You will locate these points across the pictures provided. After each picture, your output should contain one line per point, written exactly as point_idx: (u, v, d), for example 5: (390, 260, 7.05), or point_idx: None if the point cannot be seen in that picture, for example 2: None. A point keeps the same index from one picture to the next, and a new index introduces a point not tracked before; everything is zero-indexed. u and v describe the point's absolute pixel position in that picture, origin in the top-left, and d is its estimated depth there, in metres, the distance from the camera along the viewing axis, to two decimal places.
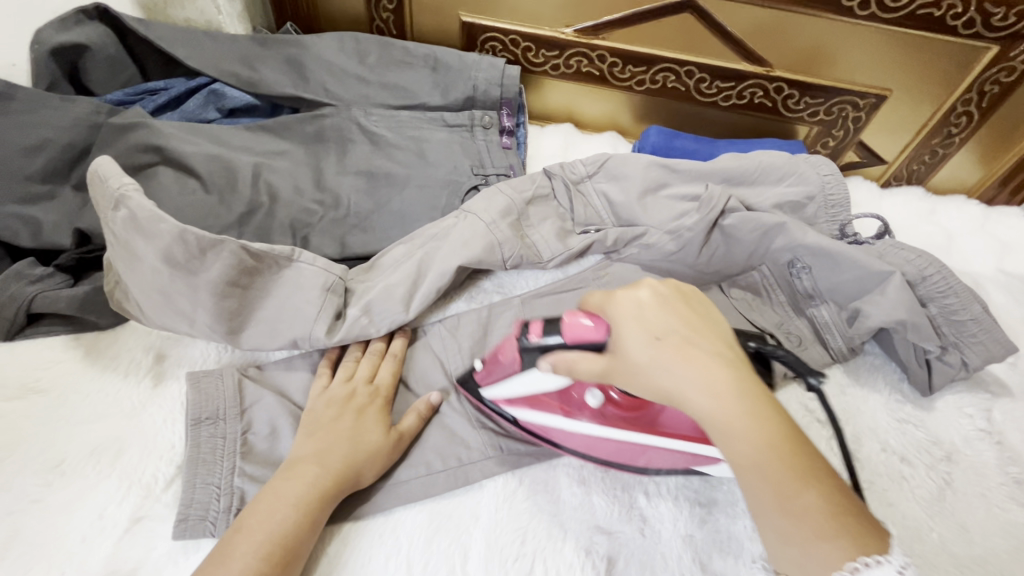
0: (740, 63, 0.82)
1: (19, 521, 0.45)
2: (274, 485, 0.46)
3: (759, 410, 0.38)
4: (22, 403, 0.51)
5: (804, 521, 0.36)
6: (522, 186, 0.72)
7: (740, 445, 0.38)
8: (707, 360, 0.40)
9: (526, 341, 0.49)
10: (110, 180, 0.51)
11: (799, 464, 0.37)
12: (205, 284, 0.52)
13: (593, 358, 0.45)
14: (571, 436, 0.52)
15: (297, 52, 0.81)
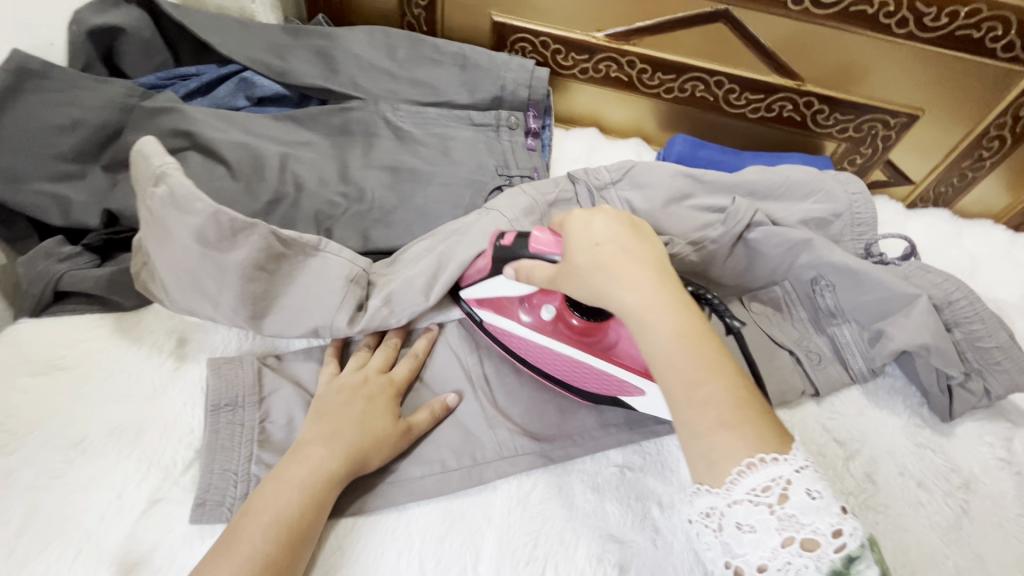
0: (771, 76, 0.81)
1: (40, 496, 0.46)
2: (282, 468, 0.46)
3: (681, 310, 0.42)
4: (46, 379, 0.52)
5: (707, 409, 0.39)
6: (545, 189, 0.72)
7: (658, 337, 0.41)
8: (636, 267, 0.44)
9: (496, 247, 0.54)
10: (150, 157, 0.52)
11: (706, 356, 0.40)
12: (232, 267, 0.53)
13: (547, 265, 0.50)
14: (520, 342, 0.58)
15: (328, 44, 0.81)
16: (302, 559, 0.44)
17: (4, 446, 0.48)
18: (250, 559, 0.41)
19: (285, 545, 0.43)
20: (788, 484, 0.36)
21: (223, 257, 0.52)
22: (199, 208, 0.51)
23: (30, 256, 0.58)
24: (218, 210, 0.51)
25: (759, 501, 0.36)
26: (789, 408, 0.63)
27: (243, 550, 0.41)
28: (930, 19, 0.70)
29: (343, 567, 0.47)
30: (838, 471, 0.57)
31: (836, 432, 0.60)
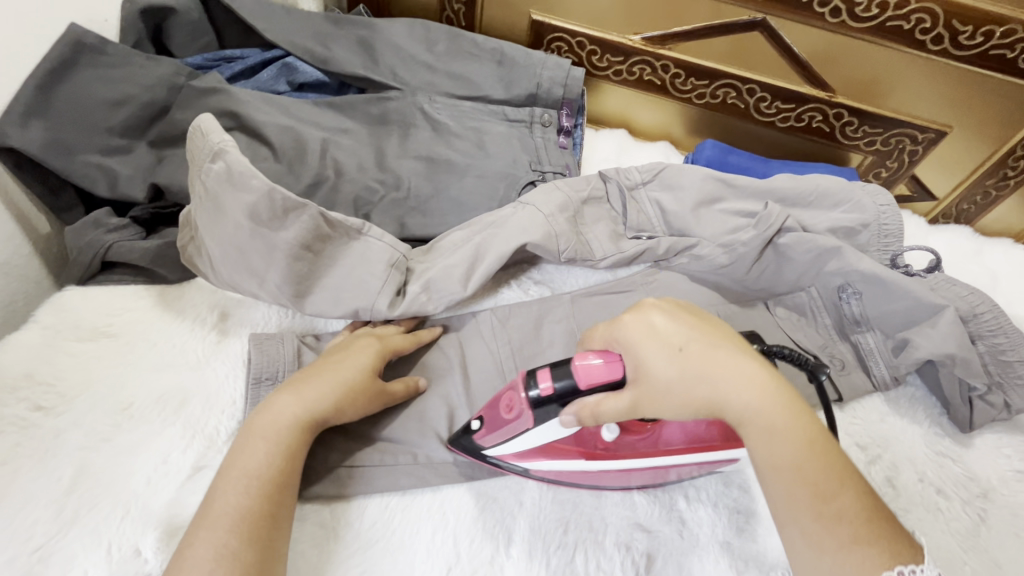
0: (803, 87, 0.82)
1: (89, 457, 0.47)
2: (251, 421, 0.47)
3: (793, 411, 0.41)
4: (94, 345, 0.53)
5: (842, 524, 0.38)
6: (578, 186, 0.73)
7: (778, 445, 0.40)
8: (735, 367, 0.42)
9: (535, 397, 0.44)
10: (208, 135, 0.54)
11: (832, 463, 0.40)
12: (281, 244, 0.54)
13: (614, 395, 0.43)
14: (589, 475, 0.50)
15: (369, 34, 0.83)
16: (285, 503, 0.44)
17: (54, 408, 0.49)
18: (227, 515, 0.41)
19: (258, 494, 0.43)
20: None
21: (274, 234, 0.54)
22: (256, 185, 0.53)
23: (79, 226, 0.59)
24: (273, 188, 0.53)
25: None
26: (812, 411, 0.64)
27: (218, 507, 0.42)
28: (965, 38, 0.71)
29: (377, 542, 0.48)
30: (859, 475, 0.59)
31: (858, 437, 0.62)
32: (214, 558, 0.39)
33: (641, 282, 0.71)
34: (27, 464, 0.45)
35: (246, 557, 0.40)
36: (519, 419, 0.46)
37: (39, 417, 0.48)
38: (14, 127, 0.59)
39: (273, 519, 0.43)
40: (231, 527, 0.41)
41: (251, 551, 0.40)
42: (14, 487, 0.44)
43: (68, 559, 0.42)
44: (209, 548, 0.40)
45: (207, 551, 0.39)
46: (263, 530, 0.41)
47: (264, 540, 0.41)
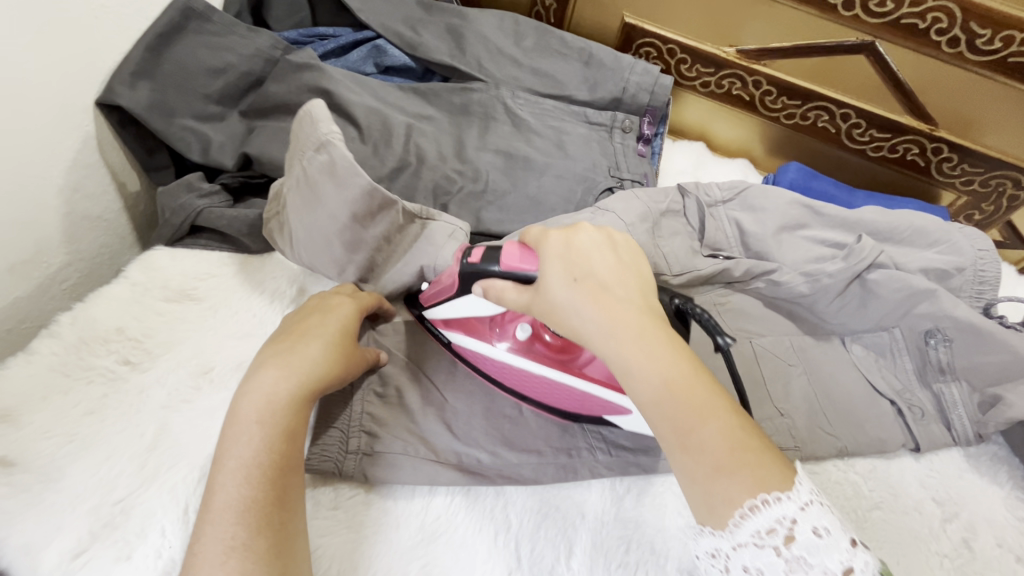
0: (903, 116, 0.79)
1: (170, 416, 0.48)
2: (237, 404, 0.43)
3: (670, 350, 0.40)
4: (179, 306, 0.54)
5: (705, 454, 0.37)
6: (657, 197, 0.71)
7: (643, 381, 0.39)
8: (618, 308, 0.41)
9: (463, 263, 0.49)
10: (317, 124, 0.52)
11: (697, 400, 0.38)
12: (371, 238, 0.55)
13: (518, 291, 0.46)
14: (499, 366, 0.54)
15: (460, 23, 0.82)
16: (292, 484, 0.41)
17: (140, 363, 0.50)
18: (230, 507, 0.39)
19: (260, 482, 0.40)
20: (795, 526, 0.34)
21: (363, 226, 0.54)
22: (357, 182, 0.52)
23: (173, 187, 0.61)
24: (372, 187, 0.52)
25: (764, 544, 0.34)
26: (885, 457, 0.61)
27: (219, 499, 0.39)
28: None
29: (443, 538, 0.47)
30: (933, 533, 0.56)
31: (933, 491, 0.59)
32: (224, 549, 0.37)
33: (714, 303, 0.69)
34: (114, 415, 0.47)
35: (259, 547, 0.38)
36: (449, 283, 0.51)
37: (126, 370, 0.49)
38: (123, 86, 0.61)
39: (284, 505, 0.40)
40: (237, 518, 0.38)
41: (263, 539, 0.38)
42: (101, 437, 0.45)
43: (147, 515, 0.43)
44: (220, 540, 0.37)
45: (216, 545, 0.37)
46: (275, 516, 0.39)
47: (275, 526, 0.39)
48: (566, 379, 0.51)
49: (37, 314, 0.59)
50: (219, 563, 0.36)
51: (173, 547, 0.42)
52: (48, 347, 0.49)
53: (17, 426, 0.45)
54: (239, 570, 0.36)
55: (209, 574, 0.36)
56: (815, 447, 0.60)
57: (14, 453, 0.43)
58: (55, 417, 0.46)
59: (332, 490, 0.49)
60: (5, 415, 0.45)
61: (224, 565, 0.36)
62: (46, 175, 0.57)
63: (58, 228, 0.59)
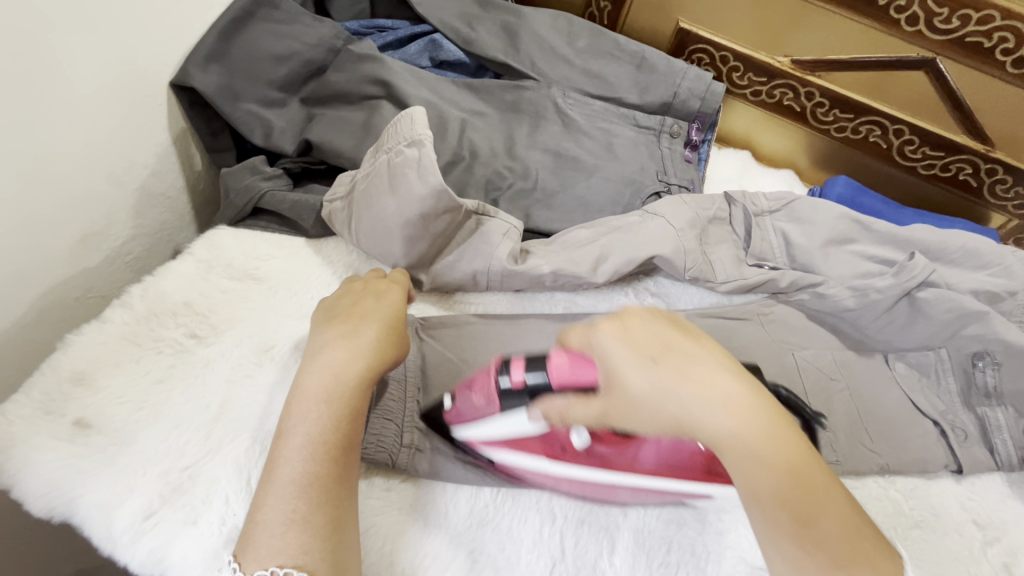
0: (958, 136, 0.78)
1: (233, 390, 0.49)
2: (301, 381, 0.44)
3: (779, 431, 0.39)
4: (242, 285, 0.56)
5: (825, 546, 0.37)
6: (704, 204, 0.72)
7: (766, 476, 0.38)
8: (719, 385, 0.39)
9: (505, 387, 0.44)
10: (414, 125, 0.55)
11: (812, 490, 0.38)
12: (431, 232, 0.57)
13: (583, 401, 0.41)
14: (551, 475, 0.49)
15: (515, 21, 0.83)
16: (351, 465, 0.42)
17: (205, 337, 0.52)
18: (292, 482, 0.40)
19: (324, 460, 0.41)
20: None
21: (427, 222, 0.55)
22: (431, 182, 0.54)
23: (238, 169, 0.63)
24: (444, 188, 0.54)
25: None
26: (925, 477, 0.61)
27: (282, 472, 0.40)
28: None
29: (491, 526, 0.49)
30: (973, 556, 0.56)
31: (974, 513, 0.59)
32: (285, 521, 0.38)
33: (757, 312, 0.68)
34: (180, 385, 0.49)
35: (317, 522, 0.39)
36: (488, 405, 0.46)
37: (193, 343, 0.51)
38: (196, 68, 0.63)
39: (343, 485, 0.41)
40: (297, 493, 0.39)
41: (322, 516, 0.39)
42: (168, 405, 0.47)
43: (212, 483, 0.45)
44: (280, 512, 0.39)
45: (278, 515, 0.38)
46: (334, 494, 0.40)
47: (333, 503, 0.40)
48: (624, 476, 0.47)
49: (104, 284, 0.62)
50: (279, 534, 0.38)
51: (236, 515, 0.44)
52: (120, 317, 0.51)
53: (92, 390, 0.47)
54: (297, 542, 0.38)
55: (268, 542, 0.38)
56: (856, 463, 0.60)
57: (90, 415, 0.45)
58: (126, 385, 0.47)
59: (384, 475, 0.50)
60: (82, 378, 0.47)
61: (283, 536, 0.38)
62: (120, 149, 0.59)
63: (127, 203, 0.62)
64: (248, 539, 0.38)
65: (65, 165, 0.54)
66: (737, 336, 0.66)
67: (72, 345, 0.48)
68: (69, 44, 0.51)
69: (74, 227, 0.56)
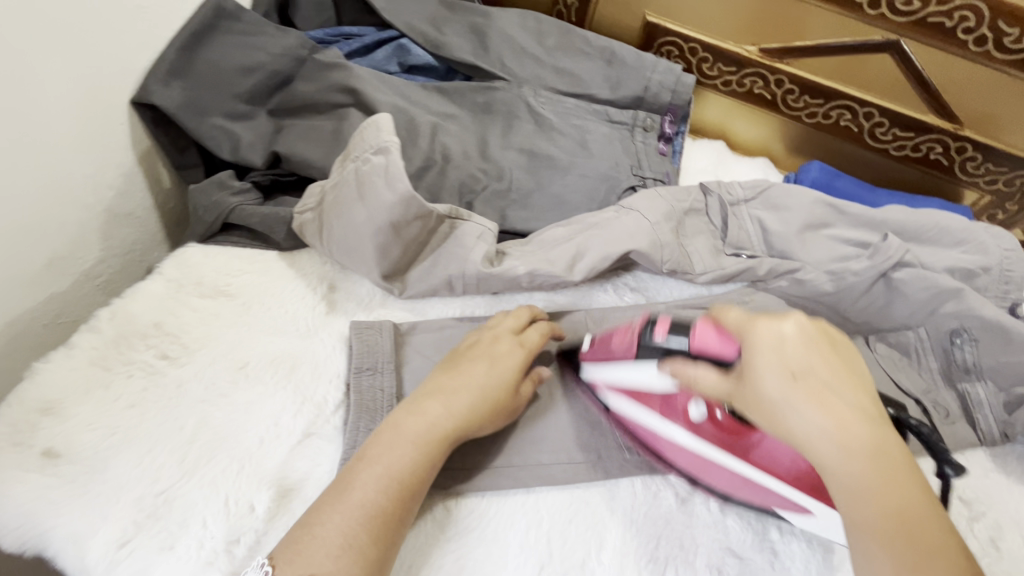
0: (927, 116, 0.79)
1: (209, 409, 0.49)
2: (399, 419, 0.46)
3: (900, 474, 0.38)
4: (214, 302, 0.55)
5: None
6: (680, 196, 0.72)
7: (869, 511, 0.37)
8: (845, 412, 0.38)
9: (648, 338, 0.48)
10: (380, 131, 0.54)
11: (931, 541, 0.36)
12: (404, 239, 0.56)
13: (715, 376, 0.43)
14: (663, 441, 0.52)
15: (483, 22, 0.83)
16: (410, 513, 0.43)
17: (177, 358, 0.51)
18: (361, 507, 0.41)
19: (394, 496, 0.43)
20: None
21: (399, 230, 0.55)
22: (400, 189, 0.53)
23: (204, 185, 0.62)
24: (413, 196, 0.53)
25: None
26: None
27: (354, 496, 0.42)
28: None
29: (477, 534, 0.48)
30: (959, 531, 0.56)
31: (960, 490, 0.59)
32: (341, 544, 0.40)
33: (737, 301, 0.68)
34: (153, 409, 0.48)
35: (370, 554, 0.40)
36: (625, 352, 0.50)
37: (164, 365, 0.50)
38: (158, 85, 0.62)
39: (397, 526, 0.42)
40: (362, 520, 0.41)
41: (373, 549, 0.40)
42: (142, 430, 0.46)
43: (189, 506, 0.44)
44: (338, 533, 0.40)
45: (337, 536, 0.40)
46: (391, 533, 0.42)
47: (385, 540, 0.41)
48: (739, 465, 0.48)
49: (74, 309, 0.60)
50: (333, 555, 0.39)
51: (213, 538, 0.43)
52: (88, 342, 0.50)
53: (61, 418, 0.46)
54: (347, 569, 0.39)
55: (321, 562, 0.39)
56: None
57: (60, 445, 0.44)
58: (97, 411, 0.46)
59: None
60: (50, 407, 0.46)
61: (336, 559, 0.39)
62: (81, 171, 0.58)
63: (93, 226, 0.61)
64: (298, 548, 0.39)
65: (24, 190, 0.52)
66: None
67: (39, 374, 0.47)
68: (21, 66, 0.50)
69: (39, 252, 0.55)
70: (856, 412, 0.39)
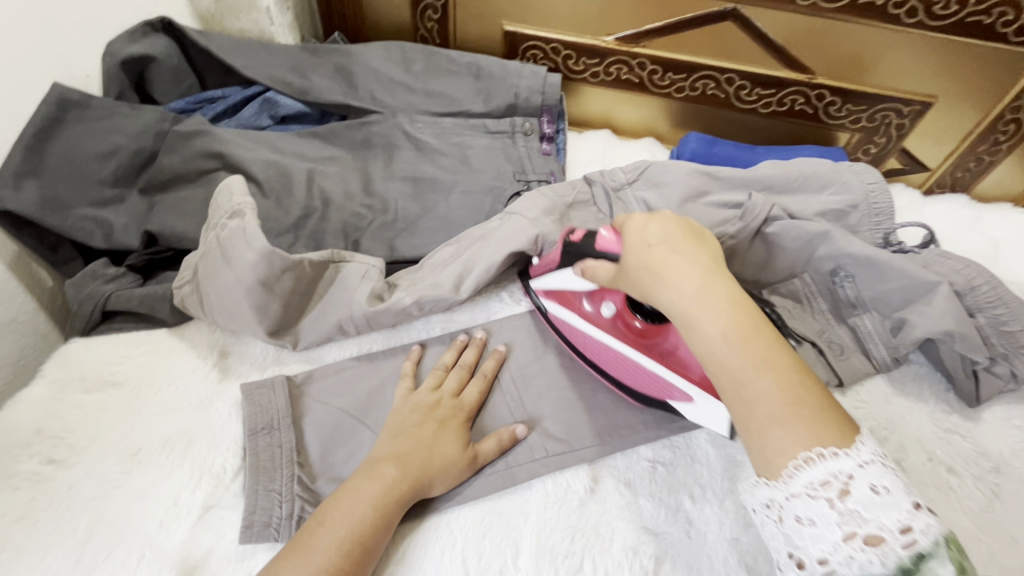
0: (781, 71, 0.82)
1: (102, 504, 0.48)
2: (357, 484, 0.47)
3: (737, 309, 0.42)
4: (100, 395, 0.55)
5: (761, 406, 0.39)
6: (563, 191, 0.74)
7: (709, 340, 0.41)
8: (686, 266, 0.44)
9: (567, 242, 0.58)
10: (232, 195, 0.56)
11: (756, 355, 0.40)
12: (279, 292, 0.56)
13: (608, 266, 0.52)
14: (586, 338, 0.60)
15: (347, 60, 0.84)
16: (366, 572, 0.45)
17: (65, 460, 0.50)
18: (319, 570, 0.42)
19: (349, 556, 0.44)
20: (852, 480, 0.35)
21: (269, 286, 0.55)
22: (258, 246, 0.54)
23: (78, 278, 0.62)
24: (272, 250, 0.54)
25: (818, 496, 0.36)
26: None
27: (313, 558, 0.43)
28: (940, 8, 0.70)
29: (393, 568, 0.48)
30: None
31: (862, 420, 0.61)
32: None
33: None
34: (43, 518, 0.47)
35: None
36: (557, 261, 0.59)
37: (52, 470, 0.50)
38: (9, 190, 0.61)
39: None
40: None
41: None
42: (34, 540, 0.46)
43: None
44: None
45: None
46: None
47: None
48: (639, 358, 0.56)
49: None
50: None
51: None
52: None
53: None
54: None
55: None
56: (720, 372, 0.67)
57: None
58: None
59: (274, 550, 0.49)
60: None
61: None
62: None
63: None
64: None
65: None
66: None
67: None
68: None
69: None
70: (695, 265, 0.44)
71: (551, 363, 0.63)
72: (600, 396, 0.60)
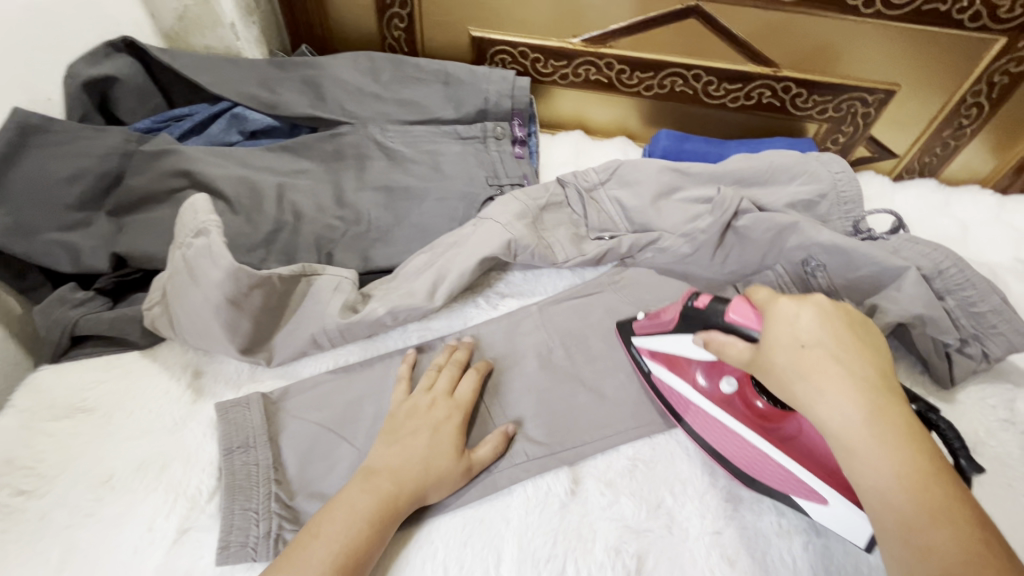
0: (747, 65, 0.82)
1: (76, 534, 0.48)
2: (351, 496, 0.48)
3: (903, 443, 0.38)
4: (71, 422, 0.54)
5: (930, 560, 0.35)
6: (536, 194, 0.74)
7: (871, 474, 0.38)
8: (845, 382, 0.40)
9: (689, 306, 0.51)
10: (197, 214, 0.55)
11: (934, 501, 0.37)
12: (249, 309, 0.56)
13: (742, 347, 0.46)
14: (696, 412, 0.55)
15: (315, 72, 0.83)
16: None
17: (36, 490, 0.50)
18: None
19: (341, 568, 0.44)
20: None
21: (239, 304, 0.55)
22: (224, 264, 0.53)
23: (44, 304, 0.60)
24: (239, 268, 0.53)
25: None
26: None
27: (304, 571, 0.43)
28: None
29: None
30: None
31: None
32: None
33: (608, 282, 0.70)
34: (15, 550, 0.46)
35: None
36: (668, 321, 0.54)
37: (23, 500, 0.49)
38: None
39: None
40: None
41: None
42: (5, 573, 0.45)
43: None
44: None
45: None
46: None
47: None
48: (764, 445, 0.51)
49: None
50: None
51: None
52: None
53: None
54: None
55: None
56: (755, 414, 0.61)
57: None
58: None
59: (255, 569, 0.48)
60: None
61: None
62: None
63: None
64: None
65: None
66: (592, 312, 0.67)
67: None
68: None
69: None
70: (852, 378, 0.40)
71: (528, 365, 0.62)
72: (578, 397, 0.60)
